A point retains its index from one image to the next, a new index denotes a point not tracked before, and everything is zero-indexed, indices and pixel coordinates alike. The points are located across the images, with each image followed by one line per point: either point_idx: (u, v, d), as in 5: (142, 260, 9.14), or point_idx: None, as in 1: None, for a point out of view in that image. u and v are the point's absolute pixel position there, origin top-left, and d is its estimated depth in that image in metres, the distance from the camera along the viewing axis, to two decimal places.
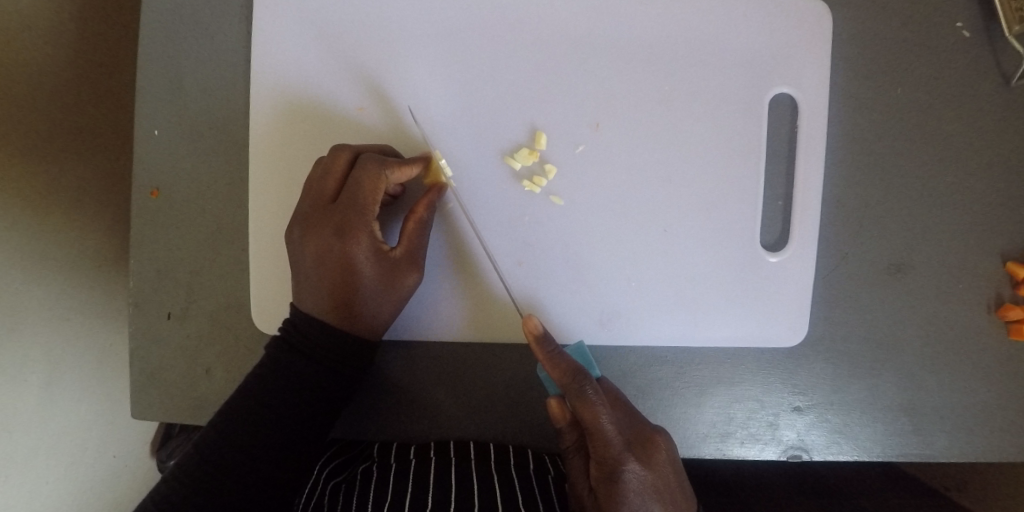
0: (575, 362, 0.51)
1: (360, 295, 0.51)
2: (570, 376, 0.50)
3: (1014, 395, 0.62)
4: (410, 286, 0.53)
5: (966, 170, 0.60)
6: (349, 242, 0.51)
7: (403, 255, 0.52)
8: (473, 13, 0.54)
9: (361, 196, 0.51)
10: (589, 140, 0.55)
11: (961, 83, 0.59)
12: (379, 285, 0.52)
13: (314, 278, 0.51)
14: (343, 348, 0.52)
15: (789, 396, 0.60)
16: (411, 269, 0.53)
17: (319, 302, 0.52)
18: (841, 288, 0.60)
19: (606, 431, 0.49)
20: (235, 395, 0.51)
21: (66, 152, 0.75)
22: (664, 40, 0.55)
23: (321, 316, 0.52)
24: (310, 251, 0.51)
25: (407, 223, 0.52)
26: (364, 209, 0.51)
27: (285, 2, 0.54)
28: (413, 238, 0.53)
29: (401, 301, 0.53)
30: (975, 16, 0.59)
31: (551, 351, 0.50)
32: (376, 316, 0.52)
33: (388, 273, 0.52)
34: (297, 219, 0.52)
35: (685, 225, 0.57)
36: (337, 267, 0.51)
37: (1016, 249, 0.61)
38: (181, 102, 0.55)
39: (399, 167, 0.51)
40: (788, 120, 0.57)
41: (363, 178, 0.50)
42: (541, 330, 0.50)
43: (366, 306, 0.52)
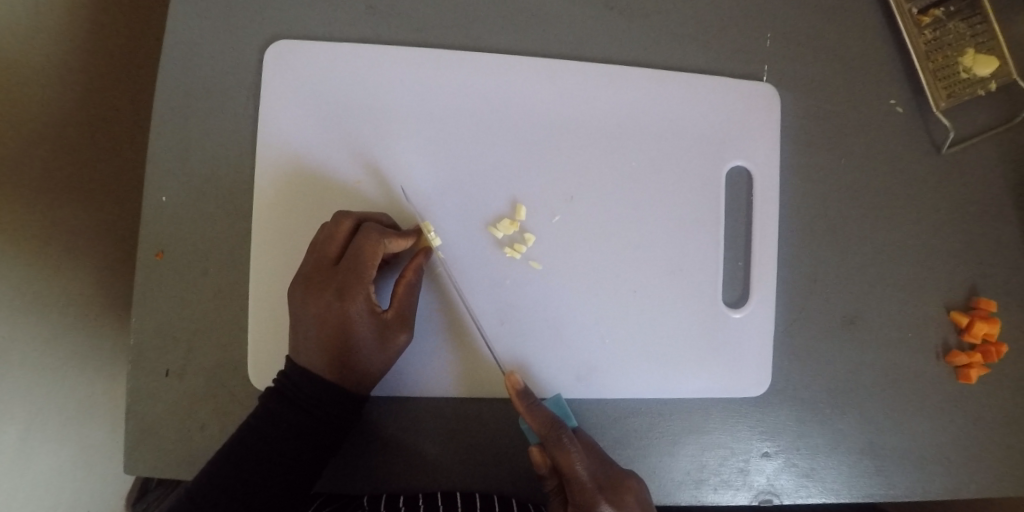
0: (552, 413, 0.55)
1: (353, 352, 0.55)
2: (548, 427, 0.54)
3: (966, 436, 0.66)
4: (400, 345, 0.56)
5: (907, 229, 0.67)
6: (346, 303, 0.54)
7: (394, 315, 0.56)
8: (460, 98, 0.60)
9: (361, 262, 0.54)
10: (563, 211, 0.61)
11: (899, 152, 0.66)
12: (371, 343, 0.55)
13: (312, 335, 0.54)
14: (337, 402, 0.55)
15: (758, 443, 0.64)
16: (402, 329, 0.56)
17: (315, 358, 0.55)
18: (801, 338, 0.65)
19: (581, 477, 0.53)
20: (228, 446, 0.53)
21: (73, 216, 0.80)
22: (629, 123, 0.62)
23: (316, 371, 0.55)
24: (309, 310, 0.54)
25: (397, 286, 0.57)
26: (363, 273, 0.54)
27: (289, 84, 0.59)
28: (403, 300, 0.57)
29: (390, 359, 0.56)
30: (907, 94, 0.66)
31: (530, 404, 0.55)
32: (366, 372, 0.56)
33: (380, 333, 0.56)
34: (299, 278, 0.55)
35: (653, 286, 0.63)
36: (334, 325, 0.54)
37: (959, 299, 0.67)
38: (188, 171, 0.59)
39: (396, 238, 0.55)
40: (745, 191, 0.65)
41: (364, 246, 0.54)
42: (522, 385, 0.55)
43: (358, 362, 0.55)
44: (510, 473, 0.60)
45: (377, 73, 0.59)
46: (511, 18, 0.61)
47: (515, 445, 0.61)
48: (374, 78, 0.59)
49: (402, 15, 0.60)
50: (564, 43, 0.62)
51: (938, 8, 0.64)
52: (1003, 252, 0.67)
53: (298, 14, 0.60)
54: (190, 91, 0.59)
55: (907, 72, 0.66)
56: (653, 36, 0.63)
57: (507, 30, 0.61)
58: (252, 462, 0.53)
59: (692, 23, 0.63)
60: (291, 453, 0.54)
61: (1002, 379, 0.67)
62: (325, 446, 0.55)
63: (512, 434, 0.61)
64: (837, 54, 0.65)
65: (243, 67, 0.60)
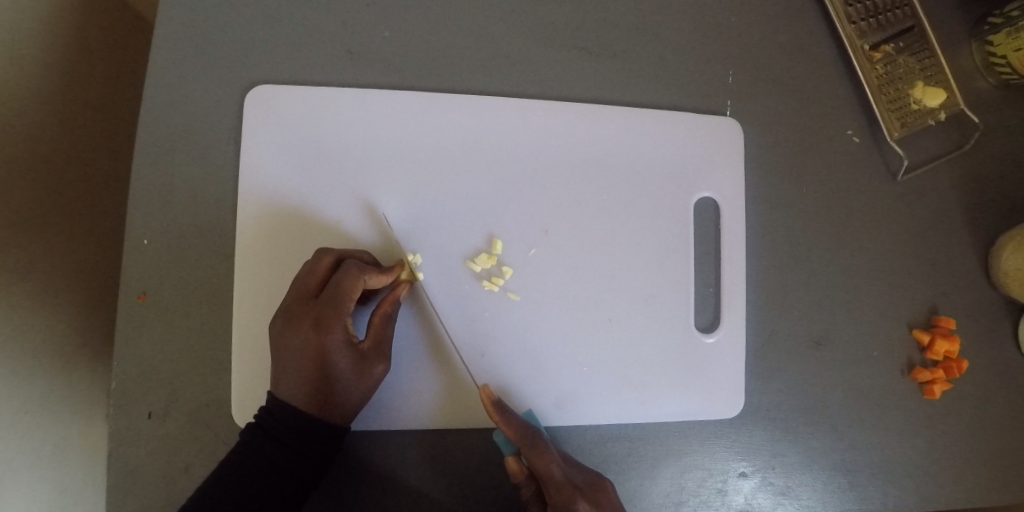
0: (526, 421, 0.57)
1: (331, 384, 0.55)
2: (524, 435, 0.56)
3: (933, 450, 0.69)
4: (377, 376, 0.57)
5: (868, 252, 0.70)
6: (325, 337, 0.55)
7: (371, 346, 0.57)
8: (437, 137, 0.62)
9: (339, 296, 0.55)
10: (539, 244, 0.64)
11: (857, 180, 0.70)
12: (349, 375, 0.56)
13: (290, 368, 0.55)
14: (317, 435, 0.55)
15: (735, 463, 0.66)
16: (379, 360, 0.57)
17: (293, 391, 0.55)
18: (772, 360, 0.68)
19: (559, 480, 0.55)
20: (209, 483, 0.54)
21: (56, 253, 0.76)
22: (598, 158, 0.65)
23: (295, 404, 0.55)
24: (288, 343, 0.55)
25: (376, 318, 0.58)
26: (341, 306, 0.55)
27: (270, 126, 0.61)
28: (379, 331, 0.58)
29: (368, 390, 0.57)
30: (863, 124, 0.70)
31: (504, 413, 0.56)
32: (344, 403, 0.56)
33: (357, 365, 0.56)
34: (278, 312, 0.56)
35: (628, 313, 0.65)
36: (312, 358, 0.55)
37: (920, 318, 0.70)
38: (169, 214, 0.60)
39: (377, 274, 0.56)
40: (712, 220, 0.68)
41: (343, 280, 0.55)
42: (494, 396, 0.56)
43: (336, 394, 0.56)
44: (493, 500, 0.62)
45: (356, 113, 0.61)
46: (486, 60, 0.64)
47: (497, 472, 0.62)
48: (352, 118, 0.61)
49: (380, 59, 0.63)
50: (536, 83, 0.65)
51: (889, 43, 0.66)
52: (959, 271, 0.71)
53: (278, 58, 0.62)
54: (171, 135, 0.60)
55: (862, 104, 0.70)
56: (620, 76, 0.66)
57: (482, 72, 0.64)
58: (234, 497, 0.53)
59: (656, 63, 0.67)
60: (272, 485, 0.54)
61: (966, 394, 0.69)
62: (306, 478, 0.56)
63: (494, 461, 0.62)
64: (794, 89, 0.69)
65: (224, 110, 0.61)
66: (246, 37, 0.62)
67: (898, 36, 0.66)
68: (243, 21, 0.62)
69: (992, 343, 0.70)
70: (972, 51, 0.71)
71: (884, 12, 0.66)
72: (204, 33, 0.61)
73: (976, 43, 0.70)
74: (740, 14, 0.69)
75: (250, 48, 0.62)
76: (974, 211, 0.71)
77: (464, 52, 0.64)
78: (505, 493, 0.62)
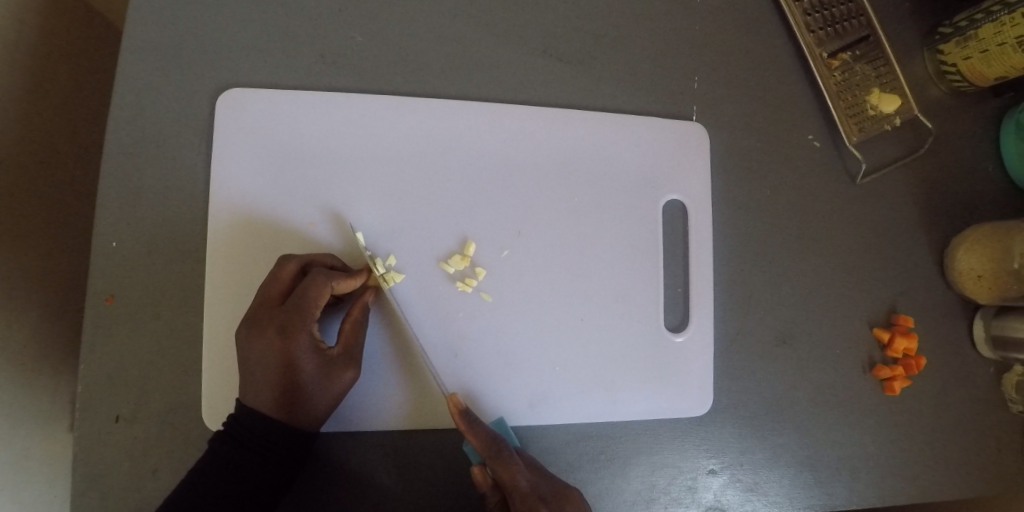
0: (492, 431, 0.57)
1: (298, 390, 0.55)
2: (490, 445, 0.56)
3: (894, 445, 0.71)
4: (345, 382, 0.56)
5: (831, 253, 0.72)
6: (291, 342, 0.54)
7: (340, 352, 0.57)
8: (410, 140, 0.63)
9: (305, 302, 0.55)
10: (512, 245, 0.65)
11: (818, 183, 0.72)
12: (316, 381, 0.55)
13: (256, 375, 0.54)
14: (286, 440, 0.55)
15: (705, 460, 0.67)
16: (348, 367, 0.57)
17: (260, 397, 0.55)
18: (739, 358, 0.69)
19: (523, 488, 0.56)
20: (180, 488, 0.53)
21: (32, 259, 0.74)
22: (569, 161, 0.66)
23: (262, 411, 0.55)
24: (254, 350, 0.54)
25: (345, 325, 0.58)
26: (308, 312, 0.55)
27: (242, 130, 0.61)
28: (350, 337, 0.58)
29: (336, 397, 0.57)
30: (824, 130, 0.72)
31: (471, 422, 0.57)
32: (313, 411, 0.56)
33: (325, 370, 0.55)
34: (244, 319, 0.56)
35: (599, 313, 0.66)
36: (278, 364, 0.54)
37: (880, 317, 0.72)
38: (138, 217, 0.59)
39: (344, 278, 0.57)
40: (680, 221, 0.70)
41: (309, 286, 0.55)
42: (460, 404, 0.56)
43: (304, 401, 0.55)
44: (466, 498, 0.62)
45: (329, 119, 0.62)
46: (457, 66, 0.65)
47: (470, 472, 0.63)
48: (325, 122, 0.62)
49: (353, 63, 0.64)
50: (507, 88, 0.66)
51: (846, 52, 0.69)
52: (916, 271, 0.73)
53: (250, 62, 0.62)
54: (140, 138, 0.60)
55: (822, 110, 0.72)
56: (589, 82, 0.68)
57: (454, 76, 0.65)
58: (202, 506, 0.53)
59: (623, 70, 0.69)
60: (240, 492, 0.54)
61: (924, 390, 0.72)
62: (275, 483, 0.55)
63: (468, 462, 0.63)
64: (756, 96, 0.72)
65: (196, 112, 0.61)
66: (217, 41, 0.62)
67: (854, 45, 0.69)
68: (214, 25, 0.62)
69: (948, 340, 0.73)
70: (925, 59, 0.74)
71: (840, 22, 0.69)
72: (174, 36, 0.61)
73: (929, 52, 0.73)
74: (704, 23, 0.71)
75: (221, 52, 0.62)
76: (930, 213, 0.74)
77: (436, 57, 0.65)
78: (476, 490, 0.63)
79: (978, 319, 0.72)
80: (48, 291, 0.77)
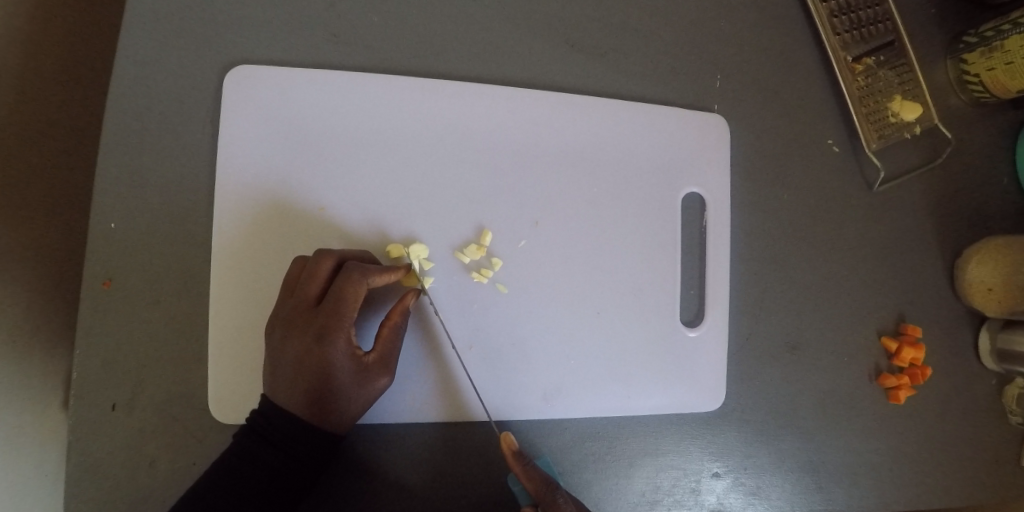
0: (547, 475, 0.56)
1: (330, 395, 0.53)
2: (544, 487, 0.55)
3: (896, 453, 0.71)
4: (380, 387, 0.55)
5: (843, 259, 0.72)
6: (326, 345, 0.53)
7: (376, 359, 0.55)
8: (426, 126, 0.61)
9: (341, 304, 0.53)
10: (529, 236, 0.63)
11: (835, 187, 0.71)
12: (348, 385, 0.54)
13: (290, 375, 0.53)
14: (311, 439, 0.54)
15: (709, 463, 0.67)
16: (382, 372, 0.55)
17: (291, 397, 0.53)
18: (747, 361, 0.69)
19: None
20: (205, 479, 0.53)
21: None
22: (588, 153, 0.65)
23: (293, 413, 0.53)
24: (289, 350, 0.53)
25: (383, 329, 0.55)
26: (344, 316, 0.53)
27: (253, 106, 0.58)
28: (386, 343, 0.55)
29: (369, 402, 0.55)
30: (843, 135, 0.71)
31: (526, 465, 0.56)
32: (345, 414, 0.54)
33: (358, 375, 0.54)
34: (280, 318, 0.54)
35: (612, 312, 0.65)
36: (313, 367, 0.53)
37: (889, 326, 0.72)
38: (138, 197, 0.57)
39: (381, 276, 0.54)
40: (698, 217, 0.69)
41: (344, 288, 0.53)
42: (516, 446, 0.56)
43: (335, 404, 0.54)
44: (478, 495, 0.62)
45: (349, 103, 0.59)
46: (475, 52, 0.63)
47: (485, 471, 0.62)
48: (339, 102, 0.59)
49: (368, 44, 0.61)
50: (526, 77, 0.65)
51: (870, 56, 0.68)
52: (927, 281, 0.73)
53: (261, 38, 0.60)
54: (141, 114, 0.57)
55: (841, 115, 0.71)
56: (609, 74, 0.67)
57: (473, 62, 0.63)
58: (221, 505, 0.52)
59: (644, 64, 0.68)
60: (254, 494, 0.53)
61: (928, 399, 0.72)
62: (288, 486, 0.54)
63: (485, 460, 0.62)
64: (777, 97, 0.71)
65: (203, 88, 0.58)
66: (225, 14, 0.59)
67: (880, 50, 0.68)
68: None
69: (955, 351, 0.73)
70: (948, 67, 0.73)
71: (866, 26, 0.68)
72: (180, 7, 0.58)
73: (952, 61, 0.72)
74: (728, 20, 0.70)
75: (230, 26, 0.59)
76: (943, 223, 0.73)
77: (454, 42, 0.63)
78: (485, 491, 0.62)
79: (984, 331, 0.72)
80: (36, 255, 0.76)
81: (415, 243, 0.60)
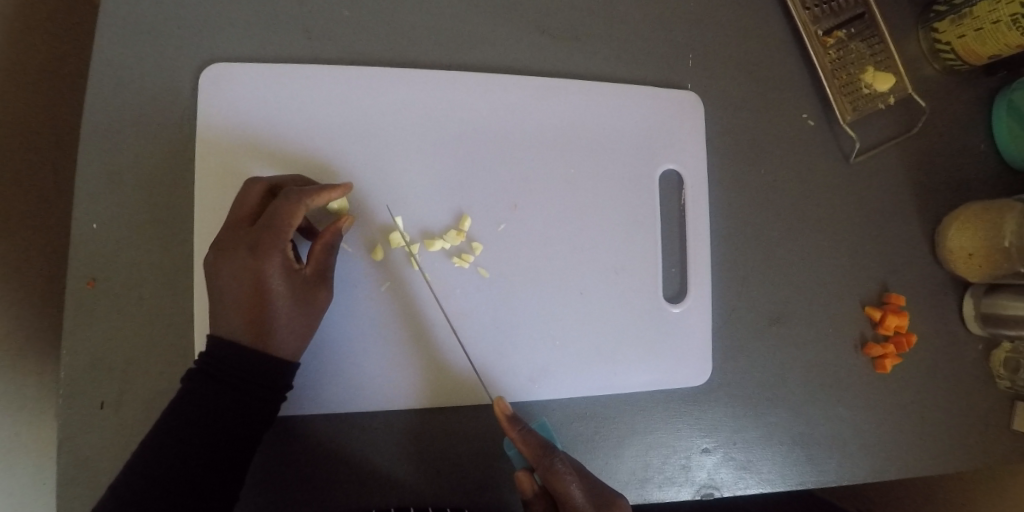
0: (542, 438, 0.56)
1: (272, 316, 0.52)
2: (540, 451, 0.55)
3: (885, 422, 0.72)
4: (318, 301, 0.55)
5: (823, 232, 0.72)
6: (263, 261, 0.51)
7: (313, 272, 0.55)
8: (401, 114, 0.61)
9: (278, 221, 0.52)
10: (509, 219, 0.64)
11: (811, 160, 0.72)
12: (291, 304, 0.53)
13: (227, 297, 0.52)
14: (260, 370, 0.52)
15: (698, 439, 0.68)
16: (320, 286, 0.55)
17: (231, 322, 0.52)
18: (732, 335, 0.70)
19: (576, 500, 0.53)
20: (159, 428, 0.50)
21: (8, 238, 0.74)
22: (563, 135, 0.65)
23: (236, 339, 0.52)
24: (224, 271, 0.51)
25: (316, 246, 0.55)
26: (280, 232, 0.52)
27: (228, 103, 0.59)
28: (321, 257, 0.56)
29: (312, 320, 0.55)
30: (818, 109, 0.72)
31: (520, 429, 0.56)
32: (288, 338, 0.53)
33: (299, 291, 0.54)
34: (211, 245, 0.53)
35: (595, 292, 0.66)
36: (252, 289, 0.51)
37: (871, 296, 0.72)
38: (120, 197, 0.58)
39: (318, 195, 0.53)
40: (676, 193, 0.69)
41: (280, 207, 0.52)
42: (509, 410, 0.56)
43: (278, 326, 0.53)
44: (464, 477, 0.62)
45: (324, 97, 0.60)
46: (447, 41, 0.64)
47: (475, 454, 0.63)
48: (314, 95, 0.60)
49: (340, 37, 0.62)
50: (500, 64, 0.65)
51: (841, 29, 0.69)
52: (909, 251, 0.73)
53: (234, 35, 0.60)
54: (117, 116, 0.58)
55: (816, 88, 0.72)
56: (583, 58, 0.67)
57: (446, 51, 0.64)
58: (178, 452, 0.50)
59: (617, 46, 0.68)
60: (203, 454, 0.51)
61: (915, 367, 0.72)
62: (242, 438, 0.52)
63: (473, 444, 0.63)
64: (751, 74, 0.71)
65: (180, 87, 0.59)
66: (198, 14, 0.60)
67: (850, 22, 0.69)
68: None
69: (939, 318, 0.73)
70: (920, 37, 0.73)
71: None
72: (155, 9, 0.59)
73: (924, 30, 0.73)
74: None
75: (203, 26, 0.60)
76: (922, 192, 0.74)
77: (426, 32, 0.64)
78: (475, 474, 0.62)
79: (968, 297, 0.73)
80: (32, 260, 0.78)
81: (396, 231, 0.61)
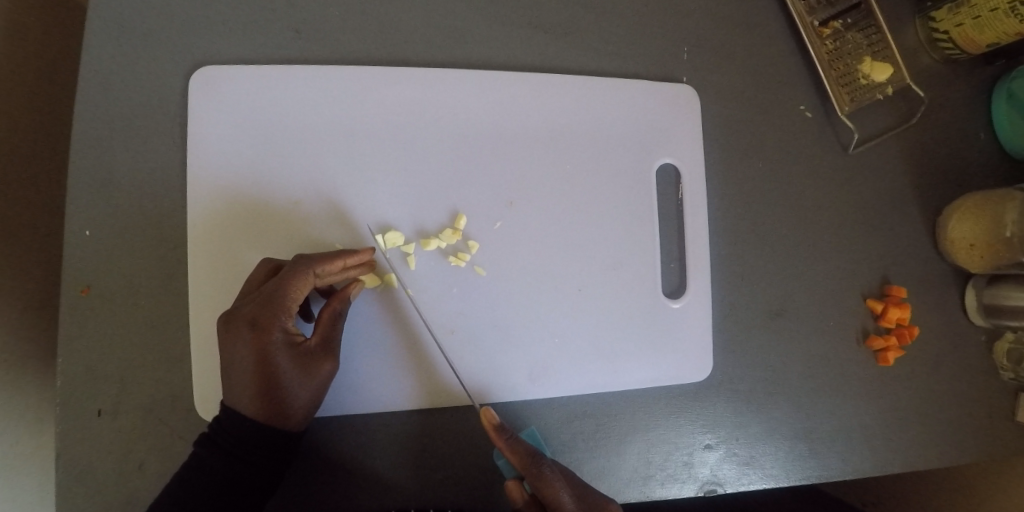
0: (531, 446, 0.55)
1: (277, 390, 0.53)
2: (529, 460, 0.54)
3: (888, 415, 0.71)
4: (323, 374, 0.54)
5: (822, 224, 0.72)
6: (266, 337, 0.52)
7: (318, 343, 0.54)
8: (393, 113, 0.61)
9: (281, 293, 0.52)
10: (505, 217, 0.63)
11: (810, 152, 0.71)
12: (294, 377, 0.53)
13: (234, 374, 0.52)
14: (264, 436, 0.53)
15: (700, 434, 0.67)
16: (326, 358, 0.55)
17: (239, 396, 0.53)
18: (732, 330, 0.69)
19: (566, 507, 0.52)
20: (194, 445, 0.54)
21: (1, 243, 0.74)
22: (558, 131, 0.65)
23: (244, 414, 0.53)
24: (229, 349, 0.52)
25: (324, 315, 0.55)
26: (282, 307, 0.52)
27: (220, 106, 0.58)
28: (328, 326, 0.55)
29: (316, 390, 0.55)
30: (815, 100, 0.71)
31: (508, 439, 0.55)
32: (292, 407, 0.54)
33: (303, 363, 0.53)
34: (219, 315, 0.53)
35: (593, 289, 0.65)
36: (257, 365, 0.52)
37: (872, 288, 0.72)
38: (112, 203, 0.57)
39: (329, 262, 0.54)
40: (673, 187, 0.69)
41: (286, 278, 0.52)
42: (496, 420, 0.55)
43: (283, 399, 0.53)
44: (465, 477, 0.62)
45: (316, 99, 0.60)
46: (439, 38, 0.63)
47: (476, 454, 0.62)
48: (306, 96, 0.59)
49: (331, 36, 0.61)
50: (493, 60, 0.64)
51: (837, 20, 0.68)
52: (910, 242, 0.73)
53: (224, 36, 0.60)
54: (108, 120, 0.57)
55: (812, 79, 0.71)
56: (577, 53, 0.67)
57: (438, 48, 0.63)
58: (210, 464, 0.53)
59: (611, 40, 0.68)
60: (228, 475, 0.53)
61: (917, 359, 0.72)
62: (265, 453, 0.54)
63: (474, 443, 0.62)
64: (747, 66, 0.70)
65: (170, 90, 0.59)
66: (187, 15, 0.59)
67: (846, 12, 0.68)
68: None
69: (941, 309, 0.73)
70: (917, 26, 0.73)
71: None
72: (144, 11, 0.58)
73: (920, 19, 0.72)
74: None
75: (192, 27, 0.59)
76: (922, 182, 0.73)
77: (417, 30, 0.63)
78: (475, 474, 0.62)
79: (970, 288, 0.72)
80: (29, 266, 0.77)
81: (391, 231, 0.61)
